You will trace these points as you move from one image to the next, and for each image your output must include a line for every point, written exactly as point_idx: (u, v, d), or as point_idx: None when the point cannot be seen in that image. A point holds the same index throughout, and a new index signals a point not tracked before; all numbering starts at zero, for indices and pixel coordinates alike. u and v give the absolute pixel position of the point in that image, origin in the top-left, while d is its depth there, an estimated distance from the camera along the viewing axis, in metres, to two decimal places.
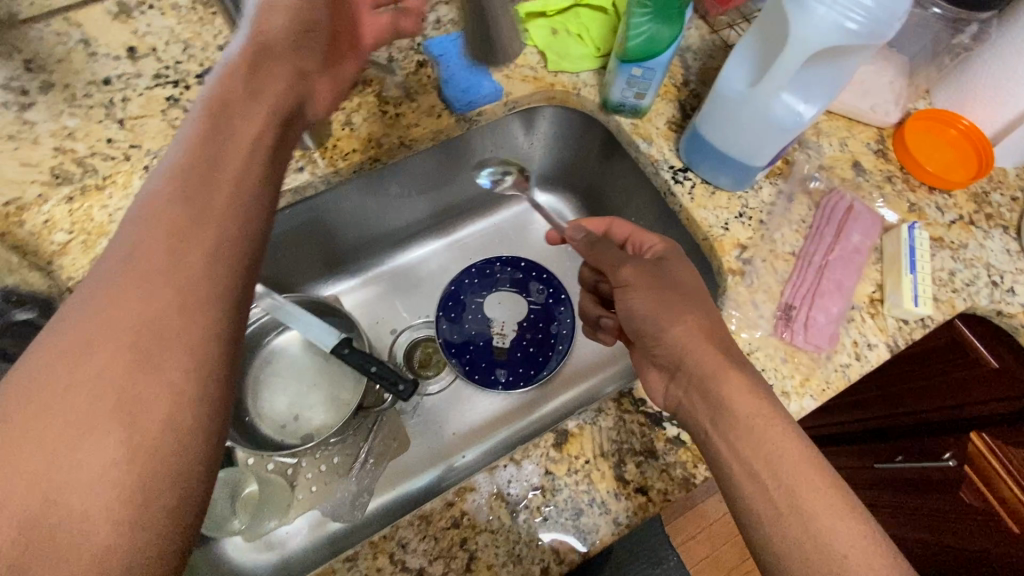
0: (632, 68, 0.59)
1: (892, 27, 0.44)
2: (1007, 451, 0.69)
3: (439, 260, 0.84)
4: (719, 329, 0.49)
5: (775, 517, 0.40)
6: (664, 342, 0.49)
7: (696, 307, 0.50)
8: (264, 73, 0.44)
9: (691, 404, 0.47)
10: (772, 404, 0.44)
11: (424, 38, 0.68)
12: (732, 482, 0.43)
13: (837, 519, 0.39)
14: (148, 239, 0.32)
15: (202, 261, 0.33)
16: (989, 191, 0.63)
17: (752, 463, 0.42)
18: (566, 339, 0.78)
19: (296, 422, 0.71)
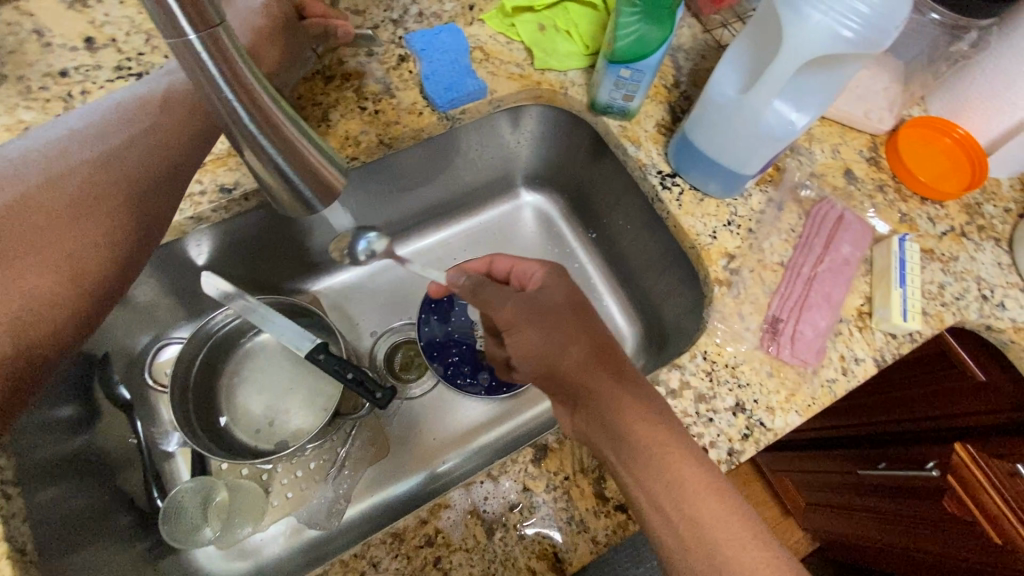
0: (621, 68, 0.56)
1: (890, 35, 0.41)
2: (991, 463, 0.68)
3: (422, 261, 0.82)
4: (605, 350, 0.50)
5: (684, 551, 0.42)
6: (564, 378, 0.49)
7: (582, 327, 0.51)
8: (160, 120, 0.50)
9: (592, 435, 0.47)
10: (668, 426, 0.45)
11: (405, 31, 0.65)
12: (642, 514, 0.44)
13: (742, 548, 0.41)
14: None
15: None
16: (981, 202, 0.62)
17: (657, 496, 0.43)
18: None
19: (271, 427, 0.69)
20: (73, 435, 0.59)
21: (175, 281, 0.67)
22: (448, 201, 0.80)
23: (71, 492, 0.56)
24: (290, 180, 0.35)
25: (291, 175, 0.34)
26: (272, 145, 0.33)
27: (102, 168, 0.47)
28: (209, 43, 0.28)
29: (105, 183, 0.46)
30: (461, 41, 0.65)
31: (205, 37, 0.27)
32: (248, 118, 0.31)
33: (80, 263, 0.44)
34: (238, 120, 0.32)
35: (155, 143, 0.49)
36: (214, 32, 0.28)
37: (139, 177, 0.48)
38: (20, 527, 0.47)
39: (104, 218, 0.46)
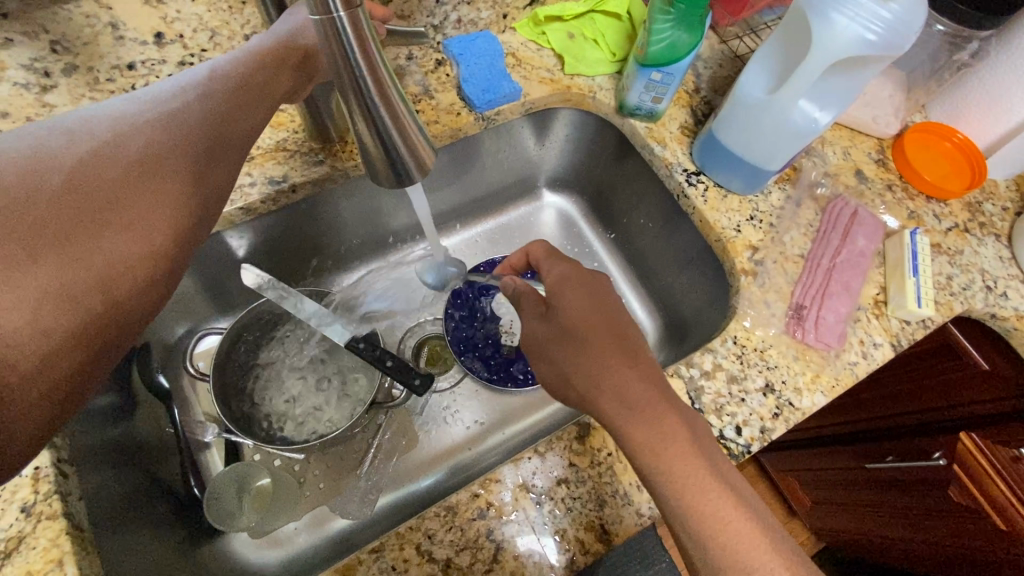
0: (652, 72, 0.60)
1: (909, 39, 0.46)
2: (996, 450, 0.71)
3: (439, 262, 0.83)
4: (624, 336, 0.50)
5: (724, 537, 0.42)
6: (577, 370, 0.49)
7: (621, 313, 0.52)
8: (236, 88, 0.47)
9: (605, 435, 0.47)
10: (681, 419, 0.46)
11: (444, 36, 0.69)
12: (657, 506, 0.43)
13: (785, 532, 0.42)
14: (51, 247, 0.36)
15: (77, 270, 0.37)
16: (981, 201, 0.67)
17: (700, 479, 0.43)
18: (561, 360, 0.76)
19: (307, 416, 0.70)
20: (112, 424, 0.59)
21: (214, 272, 0.68)
22: (474, 201, 0.82)
23: (116, 475, 0.56)
24: (391, 150, 0.41)
25: (391, 140, 0.41)
26: (385, 116, 0.40)
27: (174, 130, 0.43)
28: (350, 21, 0.34)
29: (180, 145, 0.43)
30: (495, 47, 0.68)
31: (346, 16, 0.34)
32: (368, 90, 0.38)
33: (152, 226, 0.41)
34: (360, 88, 0.38)
35: (231, 110, 0.46)
36: (354, 12, 0.34)
37: (213, 142, 0.45)
38: (76, 505, 0.47)
39: (176, 181, 0.43)
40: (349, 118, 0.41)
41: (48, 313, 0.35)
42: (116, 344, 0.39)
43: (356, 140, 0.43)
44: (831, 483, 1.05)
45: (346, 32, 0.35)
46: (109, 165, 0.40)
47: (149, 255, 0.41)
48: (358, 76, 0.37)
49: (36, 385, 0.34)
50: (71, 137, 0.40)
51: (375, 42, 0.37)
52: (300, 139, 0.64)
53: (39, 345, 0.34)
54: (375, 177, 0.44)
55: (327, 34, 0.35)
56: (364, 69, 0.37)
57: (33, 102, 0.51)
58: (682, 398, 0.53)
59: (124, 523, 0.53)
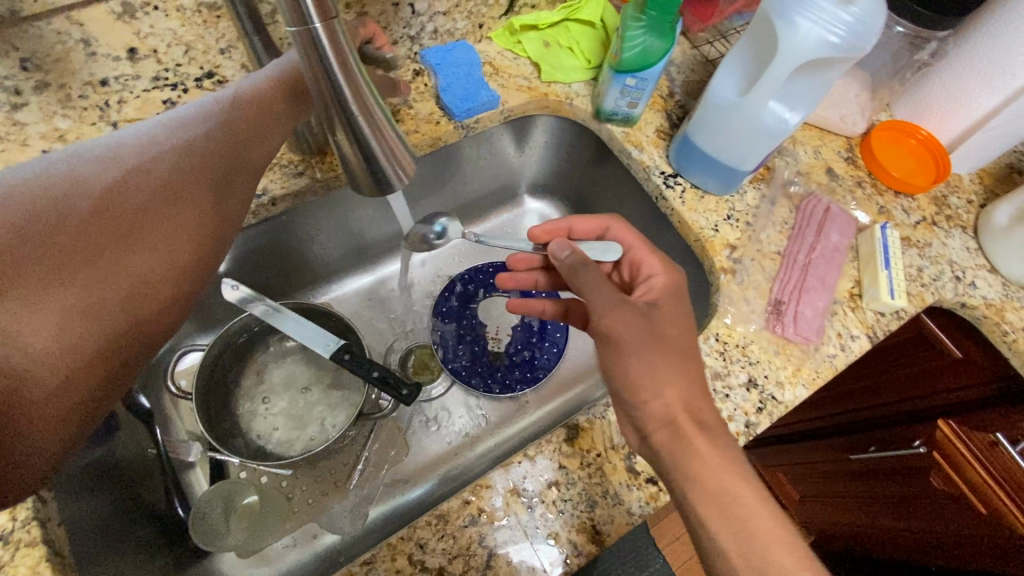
0: (626, 78, 0.61)
1: (870, 41, 0.48)
2: (974, 436, 0.74)
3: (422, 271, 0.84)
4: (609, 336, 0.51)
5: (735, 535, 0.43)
6: None
7: None
8: (254, 111, 0.49)
9: None
10: None
11: (420, 47, 0.69)
12: None
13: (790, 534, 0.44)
14: (79, 265, 0.40)
15: (106, 287, 0.42)
16: (946, 195, 0.70)
17: None
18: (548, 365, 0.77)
19: (293, 432, 0.69)
20: (94, 448, 0.57)
21: None
22: (459, 208, 0.83)
23: (98, 501, 0.54)
24: (371, 159, 0.42)
25: (370, 150, 0.41)
26: (365, 127, 0.40)
27: (192, 156, 0.47)
28: (326, 32, 0.35)
29: (199, 170, 0.47)
30: (472, 56, 0.69)
31: (323, 27, 0.35)
32: (347, 100, 0.38)
33: (172, 246, 0.46)
34: (339, 98, 0.38)
35: (247, 136, 0.49)
36: (330, 23, 0.35)
37: (229, 166, 0.49)
38: (55, 531, 0.46)
39: (195, 204, 0.47)
40: (329, 128, 0.41)
41: (79, 326, 0.40)
42: (139, 353, 0.44)
43: (336, 150, 0.43)
44: (816, 477, 1.07)
45: (323, 44, 0.35)
46: (133, 190, 0.44)
47: (171, 271, 0.46)
48: (337, 87, 0.37)
49: (69, 392, 0.39)
50: (100, 161, 0.44)
51: (353, 54, 0.37)
52: (279, 150, 0.63)
53: (73, 356, 0.39)
54: (355, 186, 0.45)
55: (304, 45, 0.35)
56: (342, 79, 0.37)
57: (2, 120, 0.52)
58: None
59: (105, 549, 0.52)
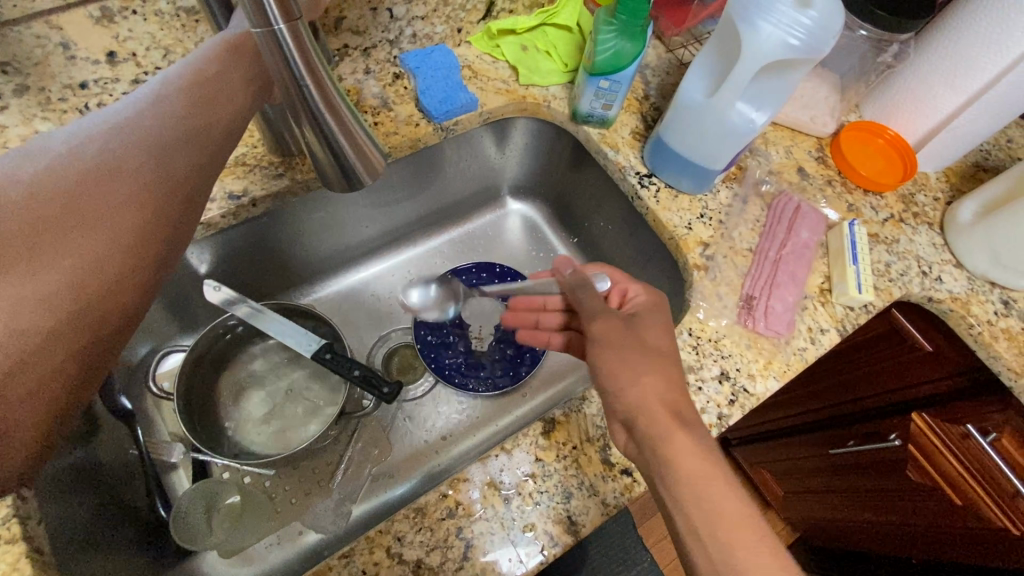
0: (599, 81, 0.63)
1: (827, 43, 0.50)
2: (946, 428, 0.77)
3: (404, 272, 0.85)
4: None
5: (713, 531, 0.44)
6: None
7: None
8: (201, 76, 0.45)
9: None
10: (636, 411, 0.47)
11: (400, 51, 0.70)
12: None
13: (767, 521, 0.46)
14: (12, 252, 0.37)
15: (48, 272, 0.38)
16: (914, 192, 0.72)
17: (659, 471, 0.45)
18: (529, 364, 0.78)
19: (275, 431, 0.69)
20: (74, 449, 0.56)
21: (175, 290, 0.68)
22: (439, 209, 0.85)
23: (80, 500, 0.54)
24: (340, 155, 0.43)
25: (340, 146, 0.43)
26: (332, 124, 0.42)
27: (136, 131, 0.43)
28: (290, 32, 0.36)
29: (144, 144, 0.43)
30: (451, 60, 0.70)
31: (286, 28, 0.36)
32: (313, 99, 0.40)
33: (121, 223, 0.42)
34: (306, 97, 0.40)
35: (195, 106, 0.45)
36: (294, 24, 0.36)
37: (179, 137, 0.44)
38: (37, 529, 0.46)
39: (142, 177, 0.43)
40: (297, 126, 0.43)
41: (25, 315, 0.37)
42: (101, 338, 0.41)
43: (305, 148, 0.44)
44: (798, 473, 1.09)
45: (289, 46, 0.37)
46: (70, 169, 0.40)
47: (124, 251, 0.42)
48: (304, 87, 0.39)
49: (19, 384, 0.37)
50: (34, 150, 0.40)
51: (318, 53, 0.39)
52: (260, 153, 0.64)
53: (19, 348, 0.36)
54: (327, 183, 0.46)
55: (270, 47, 0.37)
56: (308, 79, 0.39)
57: None
58: None
59: (86, 550, 0.51)
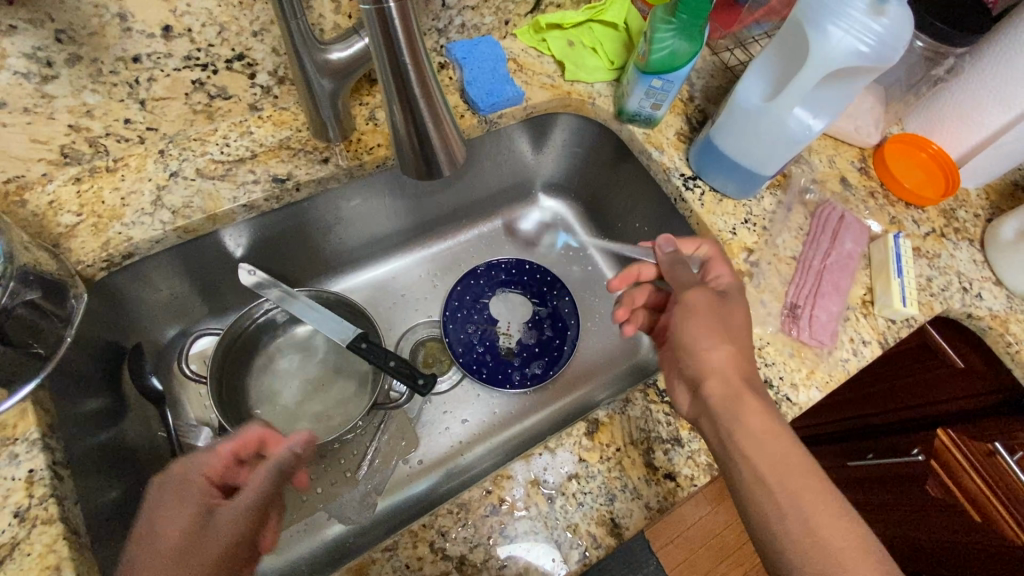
0: (652, 80, 0.62)
1: (897, 52, 0.49)
2: (970, 444, 0.76)
3: (433, 266, 0.85)
4: None
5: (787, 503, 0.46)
6: None
7: None
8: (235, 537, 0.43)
9: None
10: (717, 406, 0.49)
11: (447, 40, 0.70)
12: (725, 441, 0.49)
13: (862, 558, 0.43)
14: None
15: None
16: (955, 208, 0.72)
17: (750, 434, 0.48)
18: (555, 363, 0.77)
19: (300, 419, 0.68)
20: (101, 428, 0.56)
21: (210, 272, 0.67)
22: (471, 204, 0.84)
23: (110, 480, 0.53)
24: (424, 137, 0.45)
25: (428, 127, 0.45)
26: (424, 109, 0.44)
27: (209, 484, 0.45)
28: (399, 10, 0.38)
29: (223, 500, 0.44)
30: (498, 52, 0.69)
31: (395, 6, 0.38)
32: (411, 80, 0.42)
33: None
34: (405, 78, 0.42)
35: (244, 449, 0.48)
36: (404, 5, 0.38)
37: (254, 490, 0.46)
38: (72, 510, 0.45)
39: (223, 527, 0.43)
40: (387, 108, 0.44)
41: None
42: None
43: (390, 130, 0.46)
44: None
45: (395, 23, 0.38)
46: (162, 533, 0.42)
47: None
48: (404, 67, 0.41)
49: None
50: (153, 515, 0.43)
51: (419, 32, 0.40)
52: (304, 137, 0.62)
53: None
54: (403, 167, 0.48)
55: (377, 26, 0.38)
56: (409, 60, 0.41)
57: (31, 92, 0.50)
58: None
59: (113, 529, 0.51)
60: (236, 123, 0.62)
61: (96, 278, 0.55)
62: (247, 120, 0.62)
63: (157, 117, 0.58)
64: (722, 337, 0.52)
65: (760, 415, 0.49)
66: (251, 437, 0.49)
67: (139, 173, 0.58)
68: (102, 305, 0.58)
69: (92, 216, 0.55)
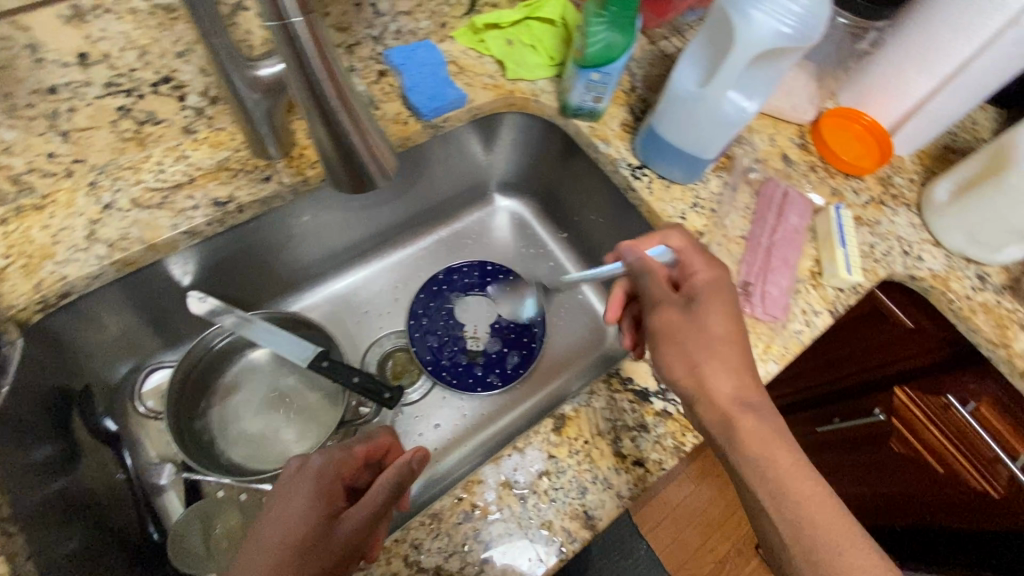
0: (590, 72, 0.63)
1: (817, 31, 0.51)
2: (927, 399, 0.79)
3: (393, 276, 0.84)
4: None
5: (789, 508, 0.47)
6: None
7: None
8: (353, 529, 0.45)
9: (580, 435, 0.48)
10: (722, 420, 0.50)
11: (384, 47, 0.69)
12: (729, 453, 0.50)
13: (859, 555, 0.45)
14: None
15: None
16: (891, 175, 0.75)
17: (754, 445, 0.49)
18: (525, 362, 0.77)
19: (266, 444, 0.66)
20: (53, 477, 0.53)
21: (159, 304, 0.65)
22: (426, 211, 0.84)
23: (68, 529, 0.51)
24: (351, 150, 0.45)
25: (354, 142, 0.45)
26: (347, 123, 0.43)
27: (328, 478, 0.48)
28: (308, 23, 0.37)
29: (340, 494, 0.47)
30: (436, 55, 0.69)
31: (303, 19, 0.37)
32: (329, 94, 0.41)
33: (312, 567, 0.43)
34: (321, 94, 0.41)
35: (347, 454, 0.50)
36: (310, 17, 0.37)
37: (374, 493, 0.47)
38: (25, 565, 0.43)
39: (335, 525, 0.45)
40: (310, 124, 0.44)
41: None
42: None
43: (318, 147, 0.46)
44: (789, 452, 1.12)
45: (302, 36, 0.38)
46: (288, 511, 0.46)
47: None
48: (317, 83, 0.40)
49: None
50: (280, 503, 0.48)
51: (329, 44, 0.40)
52: (244, 156, 0.61)
53: None
54: (338, 184, 0.48)
55: (284, 40, 0.38)
56: (322, 74, 0.40)
57: None
58: (647, 379, 0.57)
59: None
60: (170, 148, 0.60)
61: (32, 322, 0.53)
62: (181, 144, 0.60)
63: (83, 149, 0.56)
64: (713, 338, 0.52)
65: (760, 420, 0.50)
66: (382, 442, 0.54)
67: (69, 209, 0.56)
68: (43, 348, 0.56)
69: (22, 258, 0.53)
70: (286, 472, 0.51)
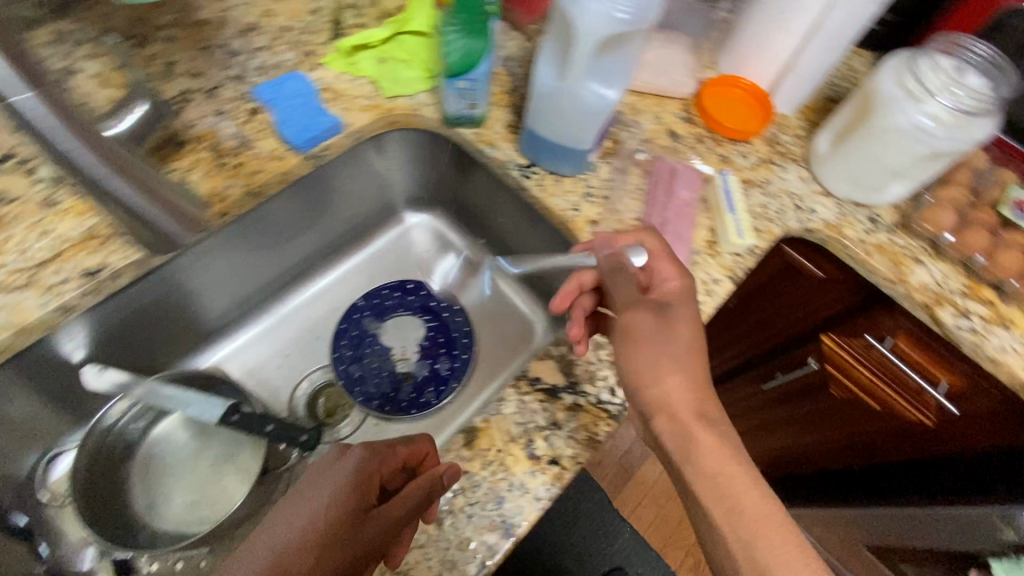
0: (457, 81, 0.62)
1: (653, 10, 0.51)
2: (850, 340, 0.83)
3: (311, 311, 0.82)
4: None
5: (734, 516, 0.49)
6: None
7: None
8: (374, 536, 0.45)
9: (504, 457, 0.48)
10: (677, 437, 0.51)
11: (250, 84, 0.67)
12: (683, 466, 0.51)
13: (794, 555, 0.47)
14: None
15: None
16: (777, 134, 0.77)
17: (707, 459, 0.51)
18: (457, 375, 0.77)
19: (195, 508, 0.65)
20: None
21: (52, 384, 0.62)
22: (334, 240, 0.83)
23: None
24: (138, 208, 0.53)
25: (138, 197, 0.52)
26: (122, 183, 0.51)
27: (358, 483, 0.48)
28: (44, 97, 0.44)
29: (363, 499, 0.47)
30: (307, 85, 0.68)
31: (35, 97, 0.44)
32: (90, 162, 0.48)
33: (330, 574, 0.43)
34: (85, 168, 0.48)
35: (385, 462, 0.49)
36: (47, 91, 0.45)
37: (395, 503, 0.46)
38: None
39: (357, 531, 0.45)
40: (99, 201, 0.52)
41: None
42: None
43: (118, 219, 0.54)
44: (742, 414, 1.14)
45: (39, 115, 0.45)
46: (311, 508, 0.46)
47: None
48: (72, 155, 0.47)
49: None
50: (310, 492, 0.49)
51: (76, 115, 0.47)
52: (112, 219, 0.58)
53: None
54: (146, 242, 0.57)
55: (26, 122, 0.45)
56: (74, 145, 0.47)
57: None
58: (555, 377, 0.57)
59: None
60: (32, 224, 0.57)
61: None
62: (44, 218, 0.58)
63: None
64: (681, 354, 0.53)
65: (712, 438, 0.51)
66: (420, 448, 0.52)
67: None
68: None
69: None
70: (323, 458, 0.51)
